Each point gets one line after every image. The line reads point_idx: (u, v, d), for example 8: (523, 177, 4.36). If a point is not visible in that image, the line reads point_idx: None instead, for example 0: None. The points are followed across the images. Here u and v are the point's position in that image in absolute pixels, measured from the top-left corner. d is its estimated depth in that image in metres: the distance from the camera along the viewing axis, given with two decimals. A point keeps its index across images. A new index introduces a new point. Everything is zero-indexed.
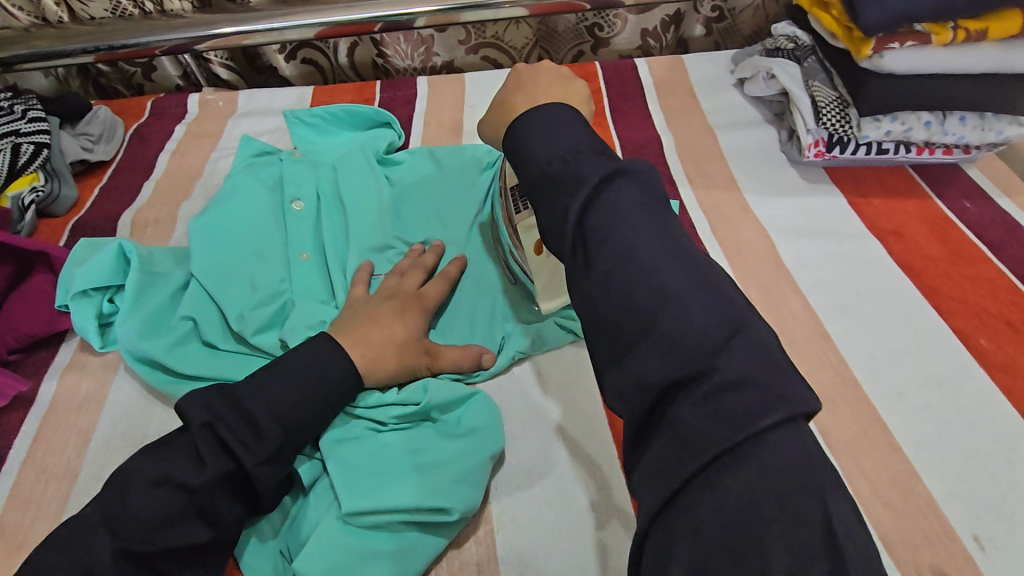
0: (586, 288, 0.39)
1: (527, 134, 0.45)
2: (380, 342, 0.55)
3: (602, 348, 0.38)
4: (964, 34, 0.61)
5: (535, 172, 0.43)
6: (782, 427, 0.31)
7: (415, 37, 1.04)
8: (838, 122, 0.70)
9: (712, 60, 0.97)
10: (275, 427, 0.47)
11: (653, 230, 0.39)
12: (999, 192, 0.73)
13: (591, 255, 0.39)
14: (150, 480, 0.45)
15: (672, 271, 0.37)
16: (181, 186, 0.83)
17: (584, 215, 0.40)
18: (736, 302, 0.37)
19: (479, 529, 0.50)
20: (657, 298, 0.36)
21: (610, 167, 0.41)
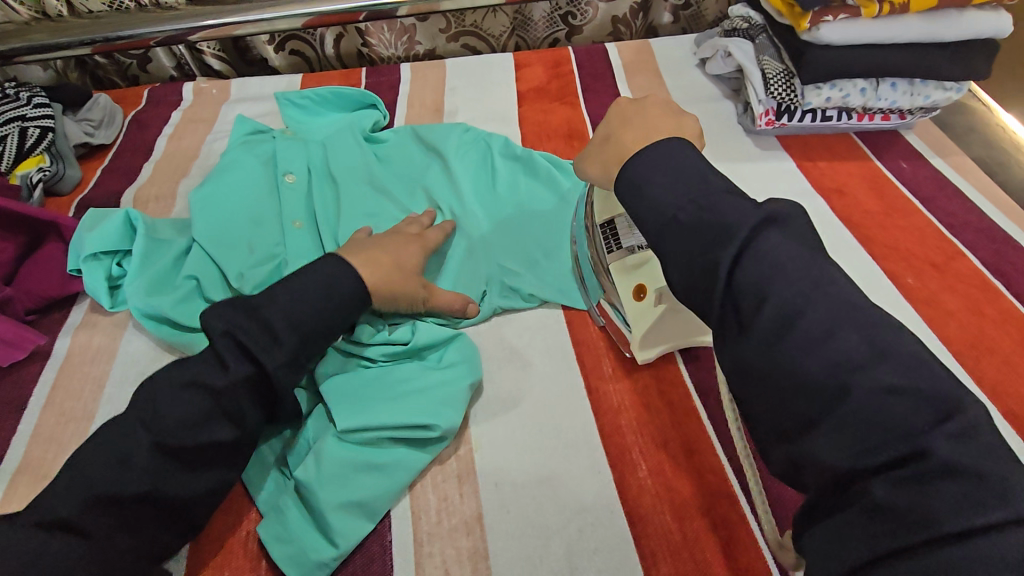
0: (741, 348, 0.42)
1: (657, 186, 0.50)
2: (388, 266, 0.59)
3: (779, 420, 0.41)
4: (888, 7, 0.68)
5: (661, 216, 0.49)
6: (1004, 526, 0.32)
7: (398, 26, 1.10)
8: (784, 91, 0.77)
9: (677, 42, 1.04)
10: (291, 333, 0.52)
11: (815, 287, 0.41)
12: (933, 153, 0.81)
13: (748, 313, 0.42)
14: (179, 383, 0.49)
15: (854, 336, 0.38)
16: (179, 165, 0.89)
17: (731, 272, 0.43)
18: (938, 375, 0.37)
19: (459, 447, 0.56)
20: (844, 365, 0.38)
21: (757, 216, 0.45)
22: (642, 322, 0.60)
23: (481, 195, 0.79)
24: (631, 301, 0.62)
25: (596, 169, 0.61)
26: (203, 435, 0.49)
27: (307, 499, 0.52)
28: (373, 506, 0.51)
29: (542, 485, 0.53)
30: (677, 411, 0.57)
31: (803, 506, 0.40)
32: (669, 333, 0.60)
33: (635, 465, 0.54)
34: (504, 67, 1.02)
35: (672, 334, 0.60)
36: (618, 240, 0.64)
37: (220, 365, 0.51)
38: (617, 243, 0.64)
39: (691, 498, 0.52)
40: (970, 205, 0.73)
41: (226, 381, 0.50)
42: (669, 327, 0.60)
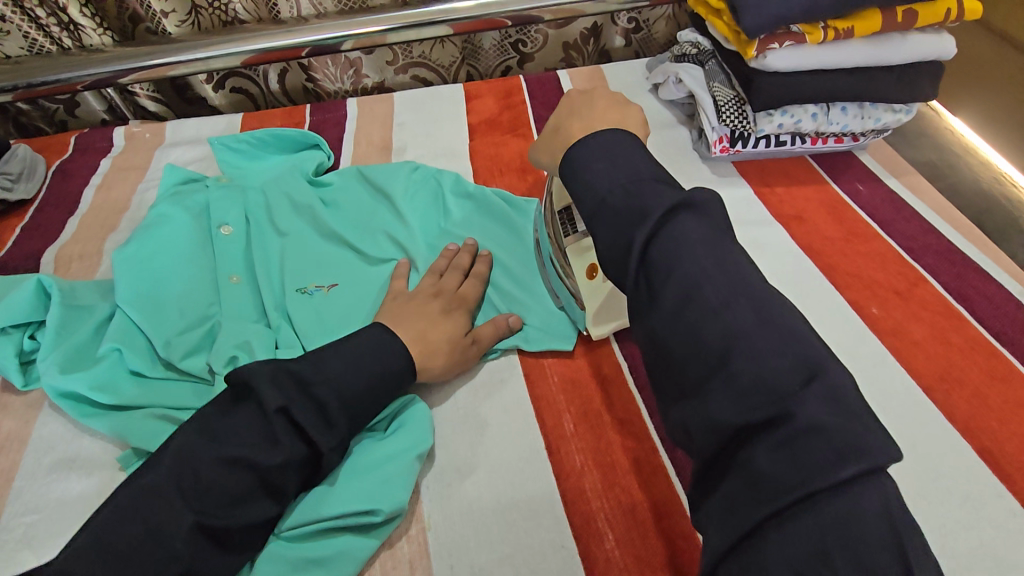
0: (652, 322, 0.41)
1: (587, 169, 0.49)
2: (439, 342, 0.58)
3: (675, 391, 0.40)
4: (833, 32, 0.67)
5: (594, 198, 0.48)
6: (860, 478, 0.32)
7: (343, 60, 1.06)
8: (736, 117, 0.76)
9: (629, 67, 1.03)
10: (343, 415, 0.49)
11: (719, 269, 0.40)
12: (888, 174, 0.80)
13: (657, 287, 0.41)
14: (223, 460, 0.45)
15: (743, 310, 0.38)
16: (107, 219, 0.83)
17: (645, 251, 0.43)
18: (814, 348, 0.37)
19: (411, 527, 0.51)
20: (734, 331, 0.38)
21: (673, 201, 0.44)
22: (591, 300, 0.62)
23: (431, 237, 0.76)
24: (583, 279, 0.63)
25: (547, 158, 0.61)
26: (245, 512, 0.45)
27: None
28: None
29: (502, 566, 0.49)
30: (643, 467, 0.54)
31: (695, 480, 0.39)
32: (613, 310, 0.62)
33: (602, 535, 0.50)
34: (454, 99, 0.99)
35: (615, 311, 0.62)
36: (573, 224, 0.66)
37: (269, 441, 0.46)
38: (573, 227, 0.66)
39: (661, 570, 0.48)
40: (928, 227, 0.73)
41: (279, 459, 0.45)
42: (615, 304, 0.62)
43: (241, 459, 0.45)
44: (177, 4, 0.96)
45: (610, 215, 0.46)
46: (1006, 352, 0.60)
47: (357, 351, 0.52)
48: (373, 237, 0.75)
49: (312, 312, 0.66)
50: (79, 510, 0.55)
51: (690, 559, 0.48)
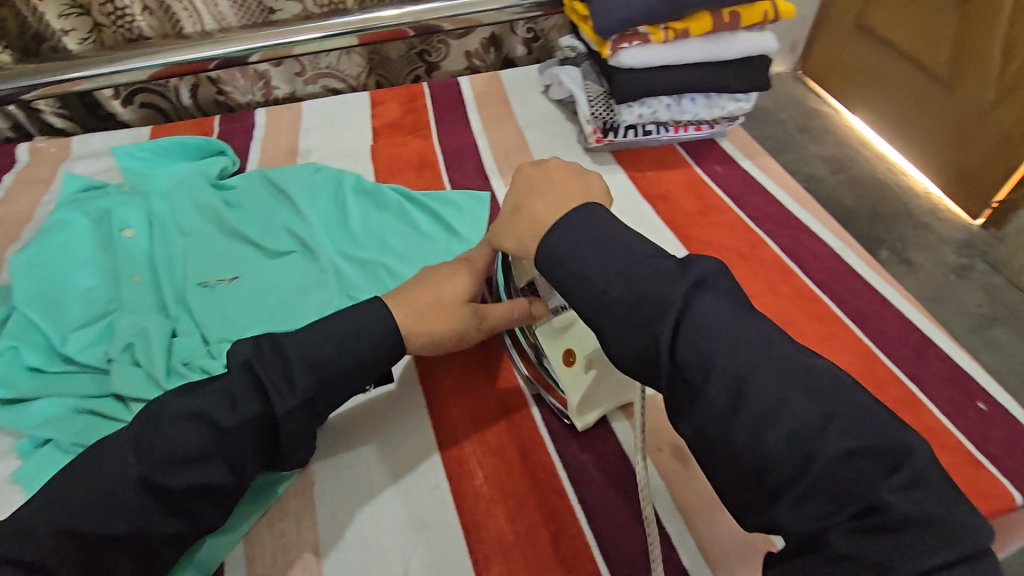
0: (700, 418, 0.40)
1: (580, 263, 0.48)
2: (425, 305, 0.55)
3: (734, 483, 0.40)
4: (672, 32, 0.77)
5: (592, 297, 0.47)
6: (951, 563, 0.34)
7: (251, 72, 1.10)
8: (603, 110, 0.86)
9: (524, 72, 1.11)
10: (309, 375, 0.49)
11: (767, 359, 0.40)
12: (743, 156, 0.91)
13: (699, 383, 0.40)
14: (183, 415, 0.47)
15: (800, 400, 0.38)
16: (10, 231, 0.84)
17: (673, 348, 0.42)
18: (883, 421, 0.37)
19: (299, 485, 0.56)
20: (799, 424, 0.37)
21: (686, 281, 0.44)
22: (573, 390, 0.57)
23: (331, 232, 0.81)
24: (561, 367, 0.59)
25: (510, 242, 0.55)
26: (196, 472, 0.45)
27: None
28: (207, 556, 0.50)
29: (382, 508, 0.54)
30: (513, 415, 0.60)
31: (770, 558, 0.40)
32: (602, 394, 0.58)
33: (472, 474, 0.56)
34: (359, 105, 1.05)
35: (603, 395, 0.59)
36: (539, 303, 0.60)
37: (231, 402, 0.48)
38: None
39: (525, 498, 0.54)
40: (772, 199, 0.83)
41: (235, 419, 0.47)
42: (599, 389, 0.58)
43: (203, 414, 0.47)
44: (77, 23, 0.98)
45: (619, 312, 0.45)
46: (826, 298, 0.70)
47: (335, 323, 0.52)
48: (276, 232, 0.79)
49: (210, 304, 0.70)
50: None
51: (549, 488, 0.55)
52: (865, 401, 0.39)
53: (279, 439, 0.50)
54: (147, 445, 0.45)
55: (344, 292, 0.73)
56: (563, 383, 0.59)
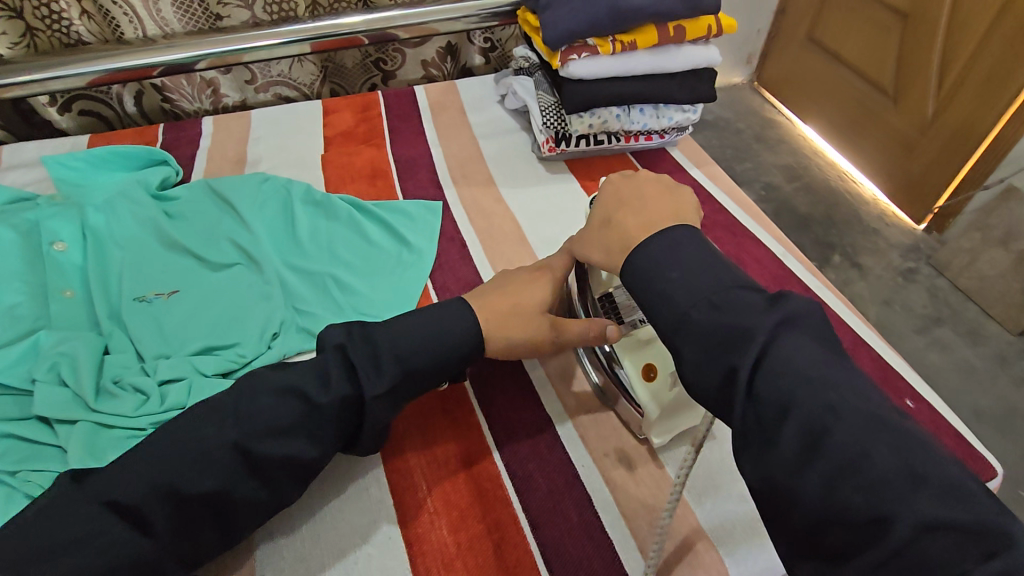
0: (768, 464, 0.38)
1: (667, 280, 0.48)
2: (503, 311, 0.57)
3: (805, 541, 0.37)
4: (620, 45, 0.78)
5: (675, 315, 0.47)
6: None
7: (198, 80, 1.07)
8: (554, 119, 0.85)
9: (480, 82, 1.12)
10: (394, 364, 0.52)
11: (855, 410, 0.38)
12: (692, 165, 0.93)
13: (774, 428, 0.39)
14: (276, 388, 0.49)
15: (882, 453, 0.36)
16: None
17: (751, 382, 0.41)
18: (980, 499, 0.34)
19: None
20: (878, 484, 0.35)
21: (775, 315, 0.42)
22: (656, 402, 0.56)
23: (279, 244, 0.79)
24: (642, 380, 0.57)
25: (599, 254, 0.58)
26: (284, 445, 0.47)
27: None
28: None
29: (321, 524, 0.52)
30: (459, 425, 0.59)
31: None
32: (676, 413, 0.56)
33: (416, 486, 0.55)
34: (311, 114, 1.03)
35: (677, 413, 0.56)
36: (619, 314, 0.61)
37: (322, 382, 0.50)
38: (619, 317, 0.61)
39: (468, 509, 0.53)
40: (720, 207, 0.85)
41: (327, 398, 0.49)
42: (680, 408, 0.56)
43: (296, 391, 0.49)
44: (8, 26, 0.94)
45: (699, 343, 0.44)
46: None
47: (415, 326, 0.54)
48: (221, 244, 0.77)
49: (146, 319, 0.67)
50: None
51: (494, 497, 0.54)
52: (953, 469, 0.35)
53: (359, 425, 0.51)
54: (244, 414, 0.48)
55: (290, 305, 0.71)
56: (642, 397, 0.57)
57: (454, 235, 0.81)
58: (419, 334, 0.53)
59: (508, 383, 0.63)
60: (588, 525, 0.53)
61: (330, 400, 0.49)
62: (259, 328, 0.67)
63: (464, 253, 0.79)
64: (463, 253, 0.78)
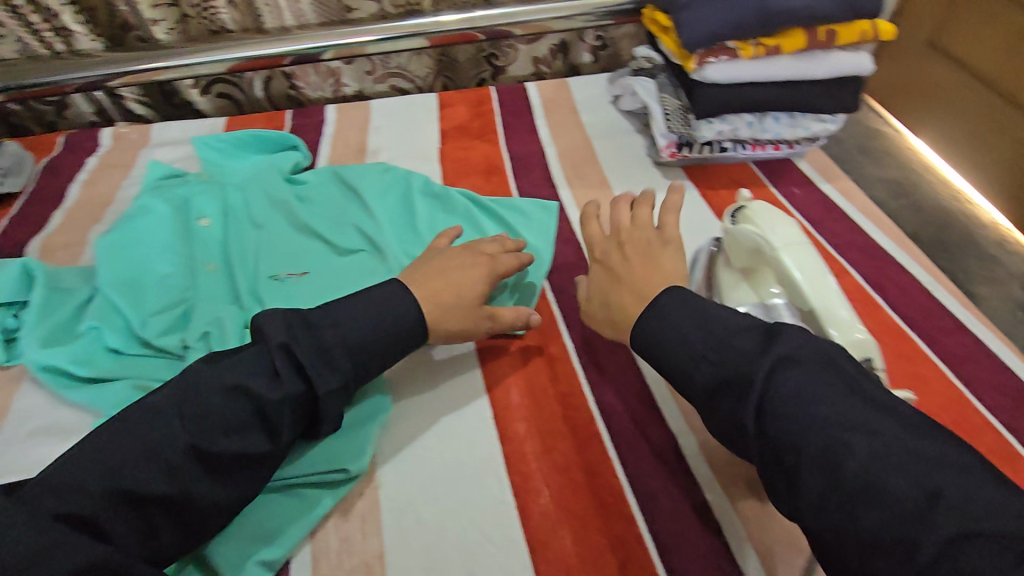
0: (794, 499, 0.41)
1: (676, 329, 0.51)
2: (449, 301, 0.59)
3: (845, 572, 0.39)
4: (762, 49, 0.74)
5: (681, 365, 0.50)
6: None
7: (324, 69, 1.12)
8: (680, 124, 0.83)
9: (593, 81, 1.10)
10: (344, 356, 0.52)
11: (863, 435, 0.40)
12: (823, 179, 0.87)
13: (792, 464, 0.41)
14: (225, 386, 0.48)
15: (902, 478, 0.37)
16: (93, 212, 0.87)
17: (760, 425, 0.44)
18: (1004, 513, 0.35)
19: (365, 488, 0.55)
20: (898, 507, 0.37)
21: (771, 359, 0.45)
22: None
23: (398, 233, 0.81)
24: None
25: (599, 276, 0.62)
26: (241, 441, 0.47)
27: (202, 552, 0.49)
28: (270, 555, 0.49)
29: (447, 517, 0.53)
30: (581, 434, 0.58)
31: None
32: None
33: (539, 491, 0.54)
34: (428, 107, 1.06)
35: None
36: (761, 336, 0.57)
37: (272, 376, 0.49)
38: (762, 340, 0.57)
39: (591, 521, 0.52)
40: (854, 226, 0.79)
41: (279, 394, 0.49)
42: None
43: (243, 387, 0.48)
44: (167, 13, 1.02)
45: (706, 385, 0.48)
46: (915, 336, 0.66)
47: (377, 314, 0.55)
48: (348, 231, 0.80)
49: (280, 297, 0.71)
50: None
51: (618, 512, 0.53)
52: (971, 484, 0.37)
53: (316, 416, 0.52)
54: (190, 413, 0.47)
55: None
56: None
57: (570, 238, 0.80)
58: (359, 321, 0.54)
59: (629, 397, 0.61)
60: (718, 555, 0.51)
61: (288, 388, 0.49)
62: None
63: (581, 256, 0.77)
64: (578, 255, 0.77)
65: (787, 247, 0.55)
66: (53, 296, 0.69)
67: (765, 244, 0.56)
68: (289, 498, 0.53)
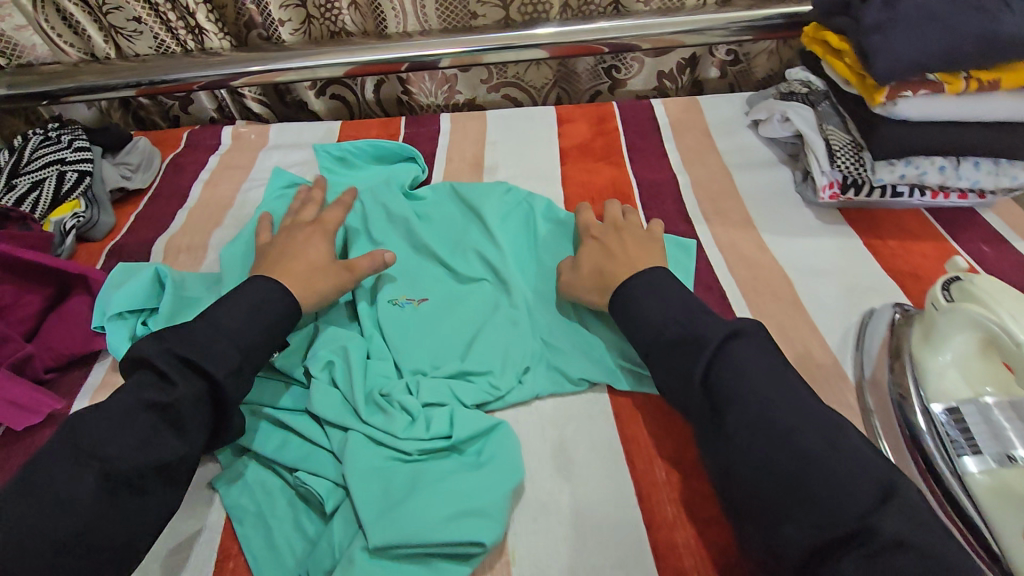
0: (724, 449, 0.49)
1: (639, 294, 0.60)
2: (303, 271, 0.65)
3: (752, 510, 0.46)
4: (976, 84, 0.63)
5: (654, 333, 0.57)
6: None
7: (439, 76, 1.08)
8: (852, 164, 0.72)
9: (727, 101, 1.00)
10: (233, 346, 0.54)
11: (778, 394, 0.49)
12: (1017, 237, 0.73)
13: (724, 417, 0.50)
14: (123, 407, 0.49)
15: (810, 437, 0.46)
16: (213, 214, 0.88)
17: (709, 382, 0.52)
18: (874, 463, 0.45)
19: (496, 561, 0.51)
20: (799, 451, 0.45)
21: (723, 334, 0.53)
22: None
23: (520, 261, 0.75)
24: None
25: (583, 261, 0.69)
26: (154, 451, 0.47)
27: None
28: None
29: None
30: None
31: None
32: None
33: None
34: (546, 121, 0.99)
35: None
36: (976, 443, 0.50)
37: (162, 380, 0.51)
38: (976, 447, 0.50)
39: None
40: None
41: (174, 394, 0.50)
42: None
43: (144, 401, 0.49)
44: (293, 14, 1.01)
45: (665, 348, 0.55)
46: None
47: (250, 304, 0.58)
48: (469, 257, 0.75)
49: (402, 327, 0.67)
50: (216, 522, 0.55)
51: None
52: (847, 435, 0.47)
53: (222, 408, 0.53)
54: (88, 444, 0.46)
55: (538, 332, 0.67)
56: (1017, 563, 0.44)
57: (712, 284, 0.71)
58: (238, 317, 0.57)
59: None
60: None
61: (188, 387, 0.51)
62: (511, 357, 0.64)
63: (727, 309, 0.68)
64: (724, 308, 0.68)
65: None
66: (182, 305, 0.68)
67: (1005, 336, 0.46)
68: (418, 566, 0.50)
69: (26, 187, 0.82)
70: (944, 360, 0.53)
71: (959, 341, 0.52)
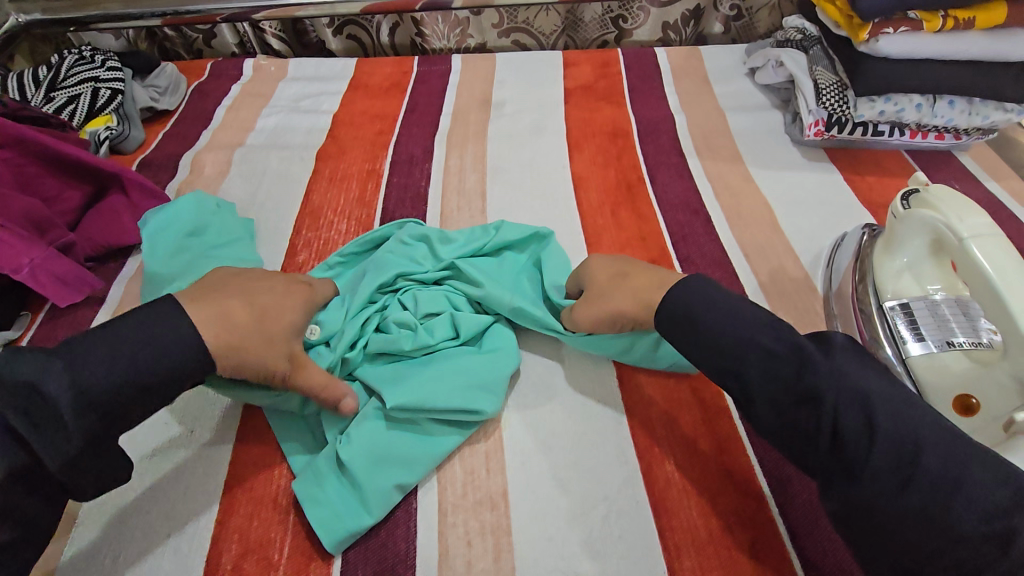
0: (851, 490, 0.42)
1: (696, 317, 0.52)
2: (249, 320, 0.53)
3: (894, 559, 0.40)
4: (952, 22, 0.67)
5: (734, 353, 0.49)
6: None
7: (452, 18, 1.12)
8: (836, 102, 0.77)
9: (727, 51, 1.04)
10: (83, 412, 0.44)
11: (921, 424, 0.42)
12: (987, 176, 0.78)
13: (864, 457, 0.42)
14: None
15: (983, 480, 0.39)
16: (236, 135, 0.93)
17: (836, 420, 0.43)
18: None
19: (490, 426, 0.59)
20: (969, 494, 0.39)
21: (830, 352, 0.46)
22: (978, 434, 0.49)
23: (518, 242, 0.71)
24: (959, 413, 0.51)
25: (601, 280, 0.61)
26: None
27: (347, 470, 0.53)
28: (405, 480, 0.53)
29: (570, 469, 0.55)
30: (706, 408, 0.59)
31: None
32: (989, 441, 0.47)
33: (663, 461, 0.55)
34: (553, 64, 1.04)
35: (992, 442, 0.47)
36: (920, 330, 0.55)
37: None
38: (921, 333, 0.55)
39: (716, 495, 0.53)
40: None
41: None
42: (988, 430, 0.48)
43: None
44: None
45: (762, 376, 0.47)
46: None
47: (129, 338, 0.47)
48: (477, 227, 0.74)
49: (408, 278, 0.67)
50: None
51: (746, 491, 0.53)
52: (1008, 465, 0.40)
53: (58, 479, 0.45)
54: None
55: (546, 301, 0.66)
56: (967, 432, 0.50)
57: (698, 209, 0.77)
58: (98, 363, 0.45)
59: None
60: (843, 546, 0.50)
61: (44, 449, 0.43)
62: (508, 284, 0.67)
63: (710, 230, 0.74)
64: (708, 228, 0.74)
65: (975, 236, 0.50)
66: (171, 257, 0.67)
67: (950, 233, 0.52)
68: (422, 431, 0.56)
69: (62, 99, 0.88)
70: (902, 263, 0.58)
71: (915, 246, 0.57)
